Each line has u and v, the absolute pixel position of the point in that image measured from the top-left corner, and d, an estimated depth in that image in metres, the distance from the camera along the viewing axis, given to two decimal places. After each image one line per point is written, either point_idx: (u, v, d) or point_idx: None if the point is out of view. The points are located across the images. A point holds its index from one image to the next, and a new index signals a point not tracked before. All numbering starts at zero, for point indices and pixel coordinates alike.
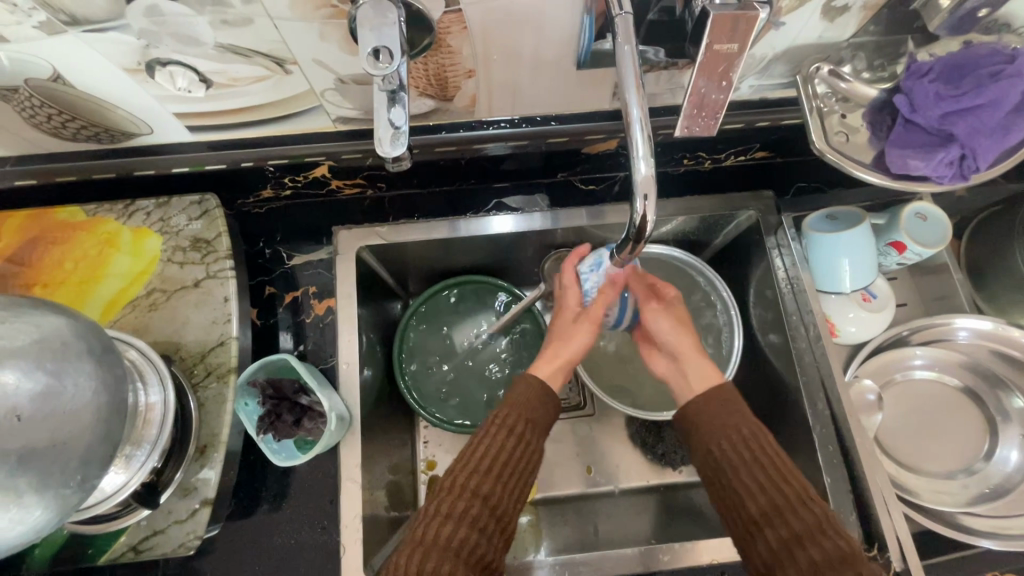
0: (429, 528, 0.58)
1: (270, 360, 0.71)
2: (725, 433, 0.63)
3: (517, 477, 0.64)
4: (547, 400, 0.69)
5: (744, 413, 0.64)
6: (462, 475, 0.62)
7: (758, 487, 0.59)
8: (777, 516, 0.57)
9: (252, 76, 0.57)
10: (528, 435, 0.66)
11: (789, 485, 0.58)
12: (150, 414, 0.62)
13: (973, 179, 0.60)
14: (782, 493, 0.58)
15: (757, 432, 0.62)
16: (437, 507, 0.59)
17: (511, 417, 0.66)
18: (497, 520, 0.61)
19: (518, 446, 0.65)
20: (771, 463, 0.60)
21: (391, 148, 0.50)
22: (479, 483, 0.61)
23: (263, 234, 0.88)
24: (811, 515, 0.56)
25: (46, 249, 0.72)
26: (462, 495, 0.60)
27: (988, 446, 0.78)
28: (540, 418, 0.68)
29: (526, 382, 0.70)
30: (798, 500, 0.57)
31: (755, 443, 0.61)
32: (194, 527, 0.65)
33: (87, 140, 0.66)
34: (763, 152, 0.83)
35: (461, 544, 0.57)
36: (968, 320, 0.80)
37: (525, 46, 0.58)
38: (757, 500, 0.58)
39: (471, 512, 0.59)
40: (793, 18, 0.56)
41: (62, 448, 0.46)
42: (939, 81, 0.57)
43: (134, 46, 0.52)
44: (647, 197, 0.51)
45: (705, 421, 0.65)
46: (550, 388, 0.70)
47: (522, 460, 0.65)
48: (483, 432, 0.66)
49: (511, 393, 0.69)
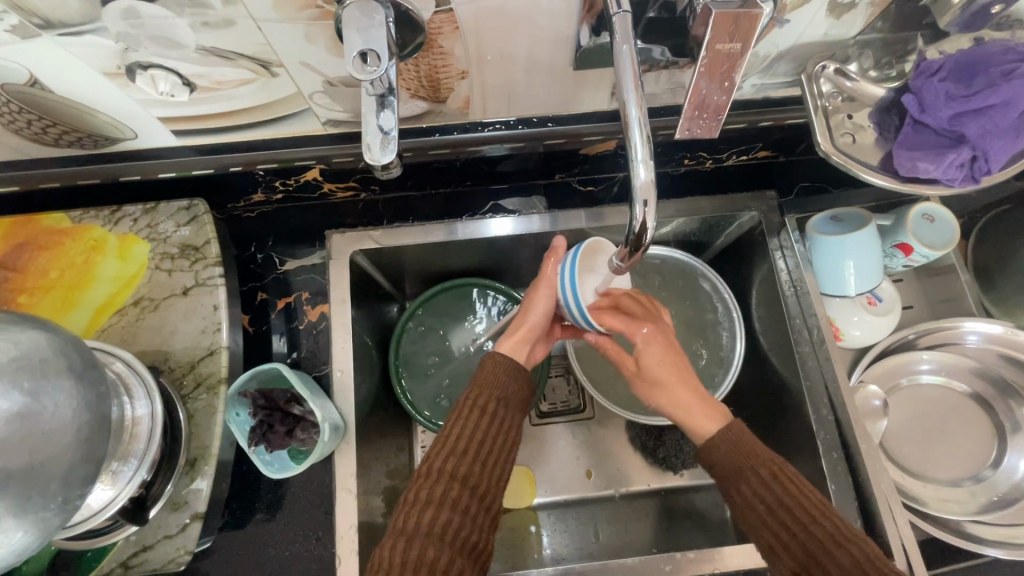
0: (409, 516, 0.57)
1: (260, 370, 0.69)
2: (745, 477, 0.61)
3: (496, 456, 0.63)
4: (517, 377, 0.67)
5: (761, 452, 0.62)
6: (438, 460, 0.60)
7: (791, 535, 0.58)
8: (815, 563, 0.56)
9: (237, 80, 0.55)
10: (502, 413, 0.64)
11: (821, 527, 0.57)
12: (138, 428, 0.60)
13: (984, 181, 0.58)
14: (816, 540, 0.56)
15: (775, 472, 0.60)
16: (417, 495, 0.58)
17: (482, 397, 0.65)
18: (480, 499, 0.60)
19: (493, 425, 0.63)
20: (798, 504, 0.58)
21: (381, 155, 0.48)
22: (456, 466, 0.60)
23: (255, 238, 0.86)
24: (850, 558, 0.54)
25: (30, 257, 0.70)
26: (440, 480, 0.59)
27: (996, 452, 0.76)
28: (514, 396, 0.66)
29: (492, 361, 0.67)
30: (832, 543, 0.56)
31: (778, 487, 0.59)
32: (184, 542, 0.64)
33: (70, 145, 0.64)
34: (765, 152, 0.81)
35: (444, 528, 0.57)
36: (977, 323, 0.79)
37: (520, 47, 0.56)
38: (792, 549, 0.57)
39: (452, 494, 0.58)
40: (798, 15, 0.54)
41: (41, 470, 0.44)
42: (949, 80, 0.55)
43: (112, 50, 0.50)
44: (647, 203, 0.49)
45: (725, 469, 0.63)
46: (518, 365, 0.68)
47: (498, 438, 0.63)
48: (456, 415, 0.64)
49: (480, 370, 0.68)
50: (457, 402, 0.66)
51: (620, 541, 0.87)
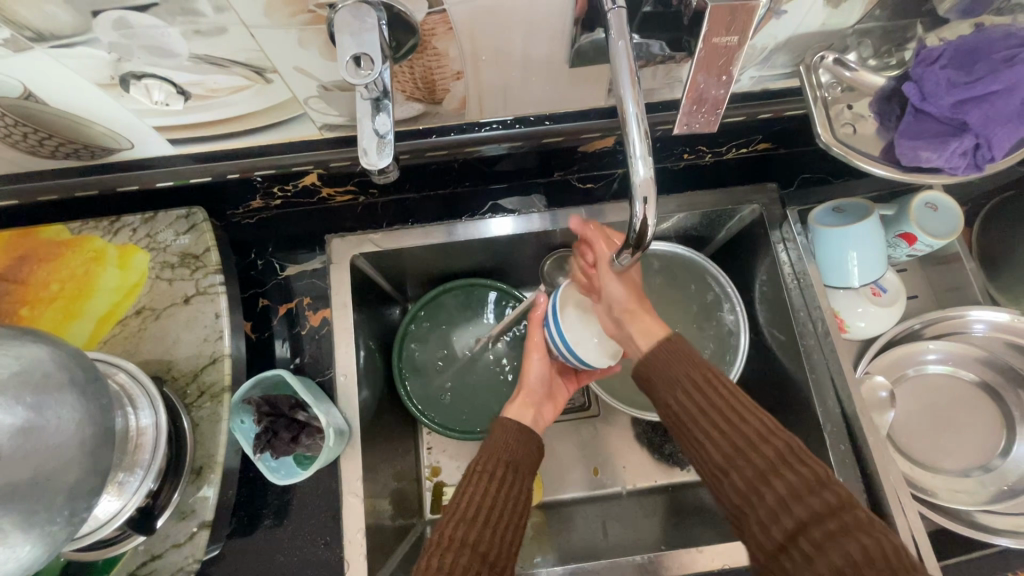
0: None
1: (264, 377, 0.69)
2: (676, 380, 0.60)
3: (506, 522, 0.61)
4: (527, 441, 0.68)
5: (692, 357, 0.61)
6: (448, 527, 0.59)
7: (717, 432, 0.57)
8: (739, 458, 0.55)
9: (232, 86, 0.55)
10: (511, 479, 0.64)
11: (748, 423, 0.56)
12: (142, 438, 0.60)
13: (988, 168, 0.57)
14: (741, 435, 0.55)
15: (705, 376, 0.59)
16: (428, 562, 0.56)
17: (490, 463, 0.64)
18: (491, 568, 0.58)
19: (502, 490, 0.62)
20: (725, 404, 0.57)
21: (377, 158, 0.47)
22: (467, 532, 0.58)
23: (255, 244, 0.86)
24: (773, 452, 0.54)
25: (30, 269, 0.70)
26: (451, 547, 0.57)
27: (1005, 442, 0.75)
28: (523, 461, 0.66)
29: (500, 426, 0.68)
30: (759, 436, 0.55)
31: (709, 386, 0.58)
32: (192, 550, 0.64)
33: (67, 157, 0.64)
34: (765, 144, 0.81)
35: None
36: (983, 312, 0.78)
37: (515, 47, 0.55)
38: (719, 444, 0.56)
39: (463, 563, 0.56)
40: (794, 6, 0.53)
41: (46, 484, 0.44)
42: (950, 68, 0.55)
43: (106, 60, 0.49)
44: (647, 200, 0.49)
45: (658, 376, 0.61)
46: (527, 429, 0.68)
47: (508, 505, 0.62)
48: (464, 480, 0.63)
49: (489, 438, 0.68)
50: (467, 468, 0.65)
51: (629, 539, 0.85)
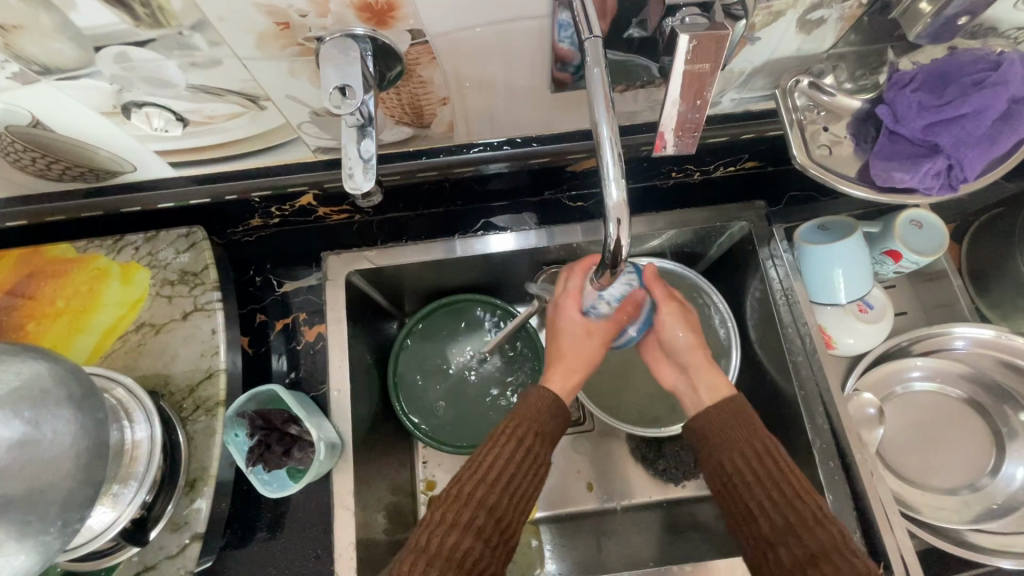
0: (432, 536, 0.58)
1: (259, 391, 0.71)
2: (739, 450, 0.62)
3: (524, 490, 0.63)
4: (558, 412, 0.68)
5: (760, 428, 0.64)
6: (467, 483, 0.61)
7: (771, 505, 0.59)
8: (789, 535, 0.57)
9: (228, 113, 0.58)
10: (537, 448, 0.65)
11: (804, 505, 0.58)
12: (137, 451, 0.62)
13: (964, 189, 0.58)
14: (794, 513, 0.57)
15: (768, 450, 0.62)
16: (443, 515, 0.59)
17: (521, 429, 0.65)
18: (501, 533, 0.60)
19: (526, 457, 0.64)
20: (784, 480, 0.60)
21: (361, 181, 0.50)
22: (484, 495, 0.60)
23: (254, 261, 0.89)
24: (825, 535, 0.55)
25: (37, 286, 0.73)
26: (467, 506, 0.59)
27: (993, 462, 0.75)
28: (552, 431, 0.67)
29: (536, 396, 0.68)
30: (811, 518, 0.57)
31: (770, 463, 0.61)
32: (184, 562, 0.65)
33: (74, 179, 0.67)
34: (752, 162, 0.83)
35: (464, 556, 0.57)
36: (967, 329, 0.78)
37: (498, 74, 0.58)
38: (770, 516, 0.58)
39: (476, 522, 0.59)
40: (767, 32, 0.56)
41: (42, 494, 0.46)
42: (922, 90, 0.56)
43: (108, 91, 0.52)
44: (620, 221, 0.50)
45: (718, 438, 0.64)
46: (559, 403, 0.68)
47: (530, 473, 0.64)
48: (491, 442, 0.64)
49: (525, 402, 0.68)
50: (495, 428, 0.66)
51: (625, 555, 0.86)
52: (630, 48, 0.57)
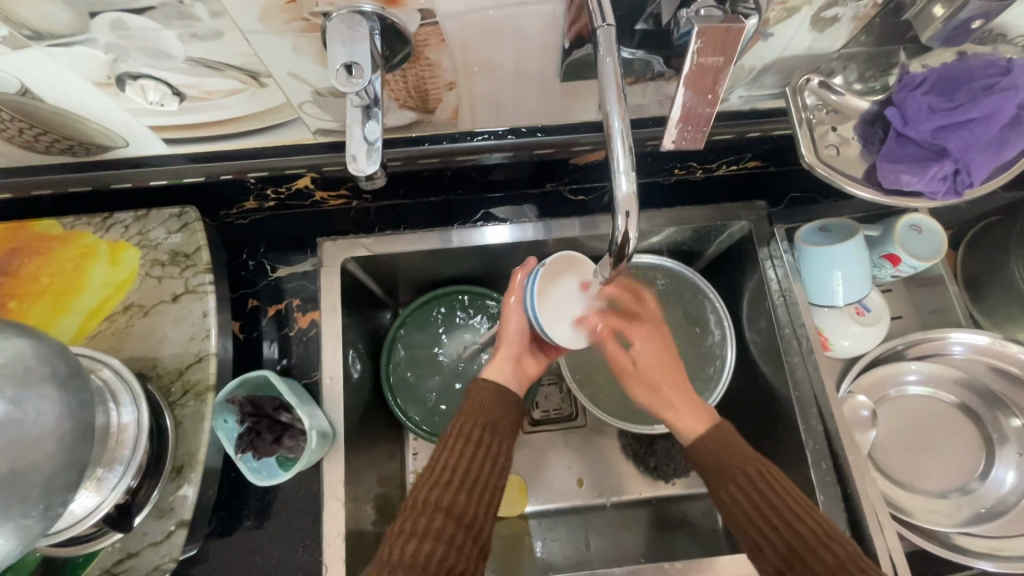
0: (393, 548, 0.57)
1: (249, 377, 0.69)
2: (735, 476, 0.63)
3: (483, 483, 0.62)
4: (505, 400, 0.68)
5: (748, 453, 0.65)
6: (421, 490, 0.60)
7: (776, 530, 0.60)
8: (799, 560, 0.58)
9: (227, 89, 0.56)
10: (487, 439, 0.64)
11: (807, 527, 0.59)
12: (123, 435, 0.60)
13: (967, 194, 0.58)
14: (798, 536, 0.59)
15: (762, 472, 0.63)
16: (402, 525, 0.59)
17: (466, 425, 0.65)
18: (466, 529, 0.59)
19: (478, 451, 0.63)
20: (784, 502, 0.61)
21: (365, 164, 0.48)
22: (440, 496, 0.60)
23: (247, 245, 0.87)
24: (833, 554, 0.57)
25: (20, 262, 0.70)
26: (424, 511, 0.59)
27: (983, 466, 0.76)
28: (501, 421, 0.66)
29: (477, 387, 0.68)
30: (817, 538, 0.58)
31: (766, 484, 0.62)
32: (170, 549, 0.64)
33: (62, 153, 0.65)
34: (755, 162, 0.83)
35: (427, 559, 0.56)
36: (963, 335, 0.79)
37: (508, 60, 0.56)
38: (777, 544, 0.60)
39: (435, 525, 0.58)
40: (781, 28, 0.55)
41: (23, 476, 0.44)
42: (932, 94, 0.56)
43: (102, 60, 0.50)
44: (629, 213, 0.50)
45: (715, 469, 0.65)
46: (504, 388, 0.68)
47: (485, 466, 0.63)
48: (441, 446, 0.64)
49: (467, 399, 0.68)
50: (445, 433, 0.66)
51: (612, 553, 0.87)
52: (639, 42, 0.57)
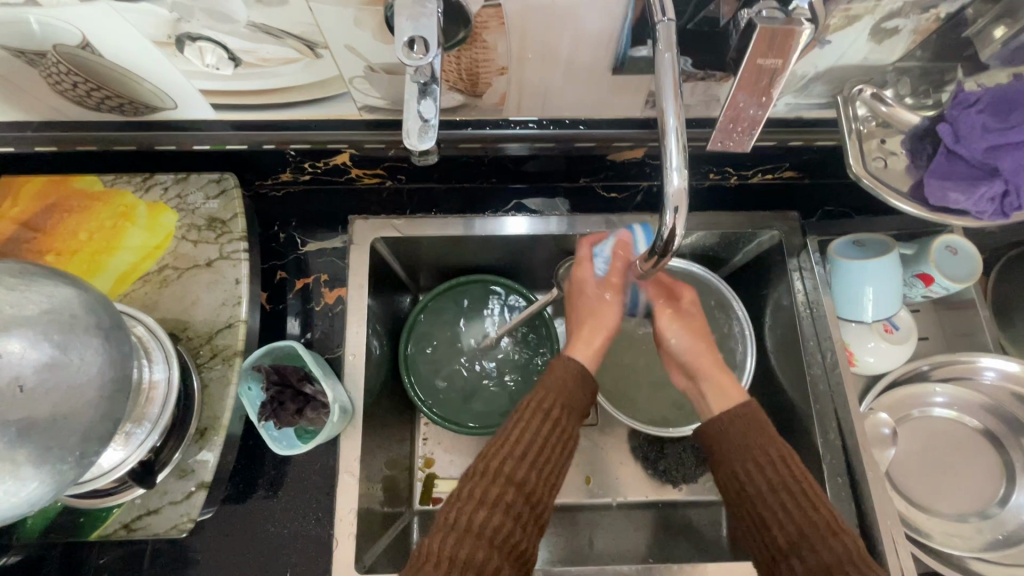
0: (460, 513, 0.56)
1: (277, 347, 0.71)
2: (753, 453, 0.60)
3: (552, 463, 0.61)
4: (585, 387, 0.66)
5: (770, 436, 0.62)
6: (493, 459, 0.59)
7: (786, 514, 0.57)
8: (805, 545, 0.55)
9: (283, 58, 0.56)
10: (564, 421, 0.63)
11: (816, 514, 0.56)
12: (154, 392, 0.62)
13: (1015, 216, 0.57)
14: (810, 524, 0.55)
15: (784, 457, 0.60)
16: (470, 490, 0.57)
17: (547, 403, 0.63)
18: (531, 507, 0.58)
19: (554, 432, 0.62)
20: (800, 489, 0.58)
21: (419, 141, 0.48)
22: (513, 469, 0.59)
23: (279, 218, 0.87)
24: (840, 546, 0.53)
25: (61, 217, 0.72)
26: (496, 480, 0.58)
27: (1003, 492, 0.76)
28: (578, 405, 0.65)
29: (562, 364, 0.66)
30: (827, 529, 0.55)
31: (784, 469, 0.59)
32: (188, 509, 0.65)
33: (111, 111, 0.65)
34: (791, 173, 0.83)
35: (495, 531, 0.55)
36: (993, 360, 0.78)
37: (563, 48, 0.57)
38: (786, 526, 0.56)
39: (505, 498, 0.57)
40: (840, 36, 0.55)
41: (63, 421, 0.45)
42: (986, 113, 0.56)
43: (165, 19, 0.51)
44: (677, 209, 0.50)
45: (732, 445, 0.62)
46: (587, 373, 0.66)
47: (556, 448, 0.62)
48: (517, 416, 0.63)
49: (550, 373, 0.66)
50: (518, 404, 0.64)
51: (615, 549, 0.87)
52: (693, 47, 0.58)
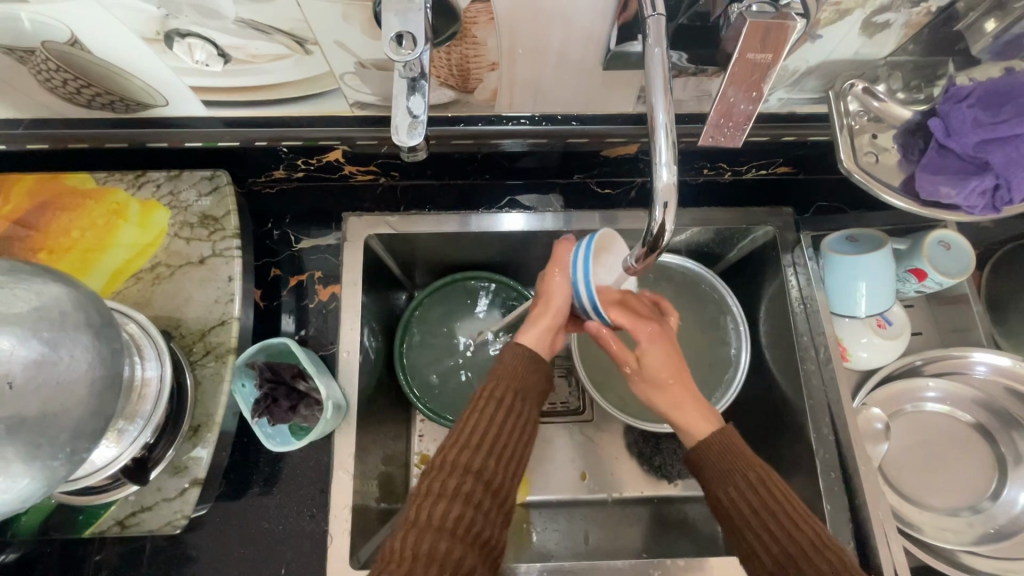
0: (422, 508, 0.55)
1: (270, 343, 0.70)
2: (733, 478, 0.60)
3: (511, 450, 0.61)
4: (537, 371, 0.66)
5: (750, 456, 0.61)
6: (452, 452, 0.59)
7: (771, 537, 0.57)
8: (792, 566, 0.55)
9: (273, 54, 0.56)
10: (519, 407, 0.63)
11: (802, 533, 0.56)
12: (146, 389, 0.62)
13: (1006, 210, 0.58)
14: (795, 544, 0.55)
15: (763, 477, 0.59)
16: (430, 485, 0.57)
17: (500, 389, 0.63)
18: (493, 496, 0.58)
19: (509, 419, 0.62)
20: (782, 509, 0.57)
21: (408, 137, 0.48)
22: (470, 460, 0.58)
23: (273, 215, 0.87)
24: (828, 564, 0.53)
25: (54, 214, 0.72)
26: (455, 473, 0.57)
27: (996, 486, 0.76)
28: (531, 391, 0.65)
29: (511, 350, 0.66)
30: (812, 547, 0.55)
31: (765, 491, 0.58)
32: (182, 506, 0.65)
33: (102, 108, 0.65)
34: (785, 168, 0.83)
35: (456, 523, 0.55)
36: (986, 354, 0.78)
37: (553, 43, 0.56)
38: (772, 550, 0.56)
39: (465, 489, 0.57)
40: (831, 30, 0.55)
41: (52, 418, 0.45)
42: (977, 107, 0.56)
43: (154, 15, 0.51)
44: (667, 205, 0.50)
45: (713, 471, 0.61)
46: (538, 358, 0.67)
47: (513, 436, 0.62)
48: (472, 406, 0.62)
49: (500, 362, 0.66)
50: (472, 395, 0.64)
51: (610, 545, 0.86)
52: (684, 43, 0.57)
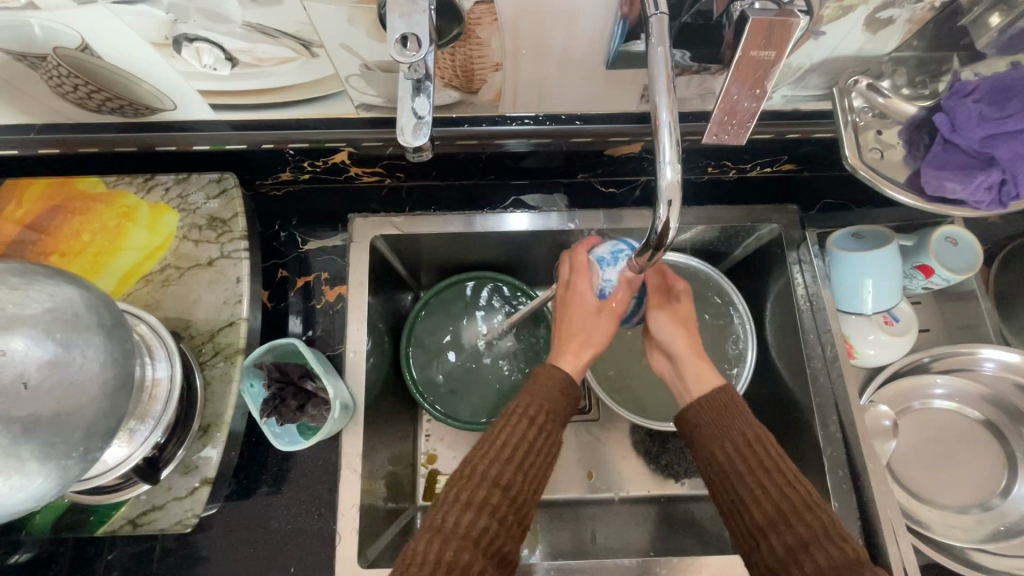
0: (447, 515, 0.56)
1: (276, 343, 0.72)
2: (728, 435, 0.61)
3: (537, 468, 0.61)
4: (568, 391, 0.67)
5: (747, 419, 0.62)
6: (480, 463, 0.59)
7: (764, 493, 0.57)
8: (781, 522, 0.55)
9: (279, 57, 0.57)
10: (550, 427, 0.63)
11: (793, 490, 0.56)
12: (156, 389, 0.62)
13: (1013, 205, 0.57)
14: (786, 500, 0.56)
15: (756, 435, 0.60)
16: (456, 494, 0.57)
17: (533, 407, 0.64)
18: (516, 510, 0.59)
19: (539, 438, 0.62)
20: (775, 467, 0.58)
21: (413, 138, 0.48)
22: (499, 473, 0.59)
23: (279, 217, 0.88)
24: (817, 521, 0.54)
25: (65, 218, 0.73)
26: (482, 484, 0.58)
27: (1005, 483, 0.75)
28: (561, 411, 0.65)
29: (547, 370, 0.67)
30: (801, 505, 0.55)
31: (759, 449, 0.59)
32: (192, 505, 0.66)
33: (111, 113, 0.66)
34: (789, 165, 0.83)
35: (481, 534, 0.55)
36: (994, 351, 0.78)
37: (556, 43, 0.57)
38: (762, 505, 0.56)
39: (492, 502, 0.57)
40: (834, 27, 0.55)
41: (66, 418, 0.46)
42: (983, 102, 0.56)
43: (162, 20, 0.51)
44: (671, 203, 0.50)
45: (710, 429, 0.62)
46: (572, 378, 0.67)
47: (541, 454, 0.62)
48: (504, 421, 0.63)
49: (535, 379, 0.67)
50: (503, 410, 0.65)
51: (617, 543, 0.87)
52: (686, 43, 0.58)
